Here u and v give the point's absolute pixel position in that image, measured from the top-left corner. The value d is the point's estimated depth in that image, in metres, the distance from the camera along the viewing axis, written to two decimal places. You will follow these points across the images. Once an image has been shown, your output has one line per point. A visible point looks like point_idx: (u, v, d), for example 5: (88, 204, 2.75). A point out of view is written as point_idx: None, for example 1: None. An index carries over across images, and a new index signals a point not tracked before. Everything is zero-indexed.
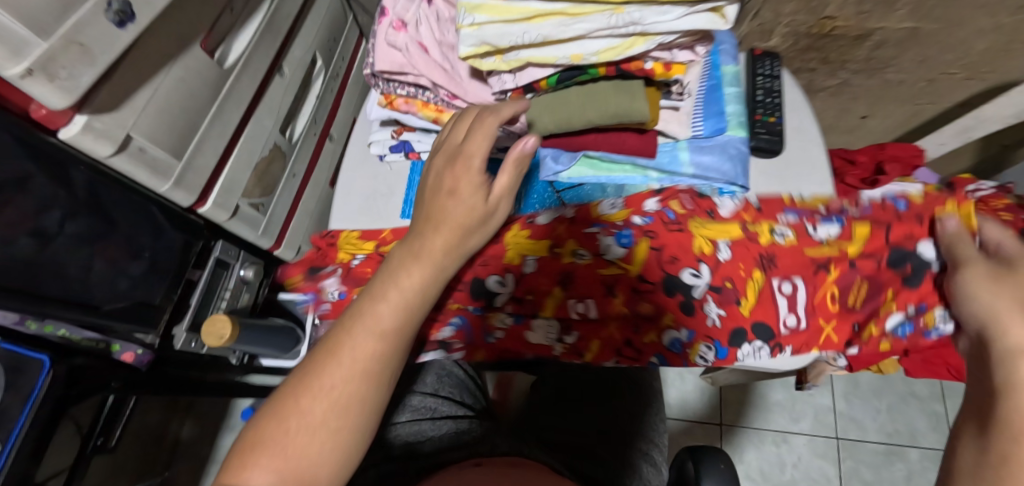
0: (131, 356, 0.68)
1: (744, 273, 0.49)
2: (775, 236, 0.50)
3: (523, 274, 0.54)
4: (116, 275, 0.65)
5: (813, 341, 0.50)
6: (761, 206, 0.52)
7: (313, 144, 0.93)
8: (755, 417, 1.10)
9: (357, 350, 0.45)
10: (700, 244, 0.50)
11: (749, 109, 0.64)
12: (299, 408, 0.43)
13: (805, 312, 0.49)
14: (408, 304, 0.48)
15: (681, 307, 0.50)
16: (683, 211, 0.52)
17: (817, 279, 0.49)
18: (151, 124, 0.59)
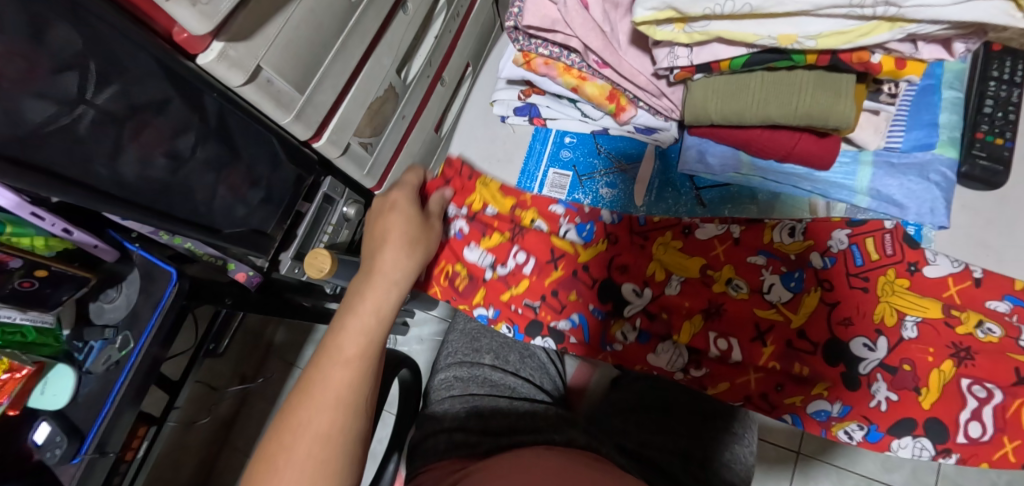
0: (243, 276, 0.73)
1: (929, 359, 0.47)
2: (978, 330, 0.46)
3: (664, 292, 0.54)
4: (236, 202, 0.67)
5: (988, 457, 0.46)
6: (983, 280, 0.47)
7: (427, 86, 0.89)
8: (839, 456, 1.00)
9: (328, 378, 0.44)
10: (884, 311, 0.49)
11: (968, 123, 0.50)
12: (310, 402, 0.43)
13: (991, 421, 0.46)
14: (381, 314, 0.48)
15: (841, 378, 0.49)
16: (879, 256, 0.49)
17: (1015, 390, 0.46)
18: (280, 56, 0.57)
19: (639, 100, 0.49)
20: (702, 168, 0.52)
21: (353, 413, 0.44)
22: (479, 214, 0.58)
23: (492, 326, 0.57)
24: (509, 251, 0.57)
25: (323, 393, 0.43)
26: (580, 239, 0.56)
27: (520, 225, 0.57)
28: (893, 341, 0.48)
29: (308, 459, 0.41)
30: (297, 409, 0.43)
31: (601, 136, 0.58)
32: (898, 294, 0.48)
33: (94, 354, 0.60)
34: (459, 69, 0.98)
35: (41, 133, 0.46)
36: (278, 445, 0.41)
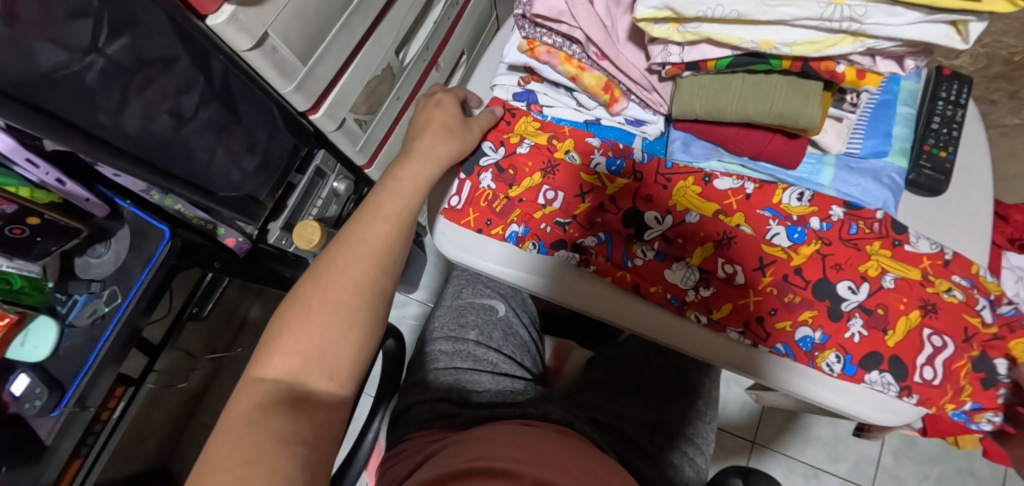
0: (233, 242, 0.73)
1: (902, 307, 0.52)
2: (946, 293, 0.52)
3: (683, 220, 0.56)
4: (232, 167, 0.67)
5: (939, 401, 0.50)
6: (951, 260, 0.53)
7: (423, 70, 0.92)
8: (790, 446, 1.07)
9: (339, 264, 0.47)
10: (869, 266, 0.53)
11: (917, 136, 0.56)
12: (329, 277, 0.46)
13: (942, 369, 0.51)
14: (411, 198, 0.53)
15: (826, 310, 0.52)
16: (869, 231, 0.54)
17: (966, 345, 0.51)
18: (287, 24, 0.59)
19: (631, 93, 0.54)
20: (686, 157, 0.57)
21: (369, 287, 0.47)
22: (513, 152, 0.60)
23: (520, 245, 0.58)
24: (536, 192, 0.59)
25: (343, 268, 0.47)
26: (609, 171, 0.58)
27: (553, 157, 0.60)
28: (873, 285, 0.53)
29: (326, 329, 0.44)
30: (318, 277, 0.46)
31: (594, 126, 0.60)
32: (876, 251, 0.53)
33: (77, 308, 0.59)
34: (453, 57, 1.00)
35: (50, 78, 0.46)
36: (296, 308, 0.45)
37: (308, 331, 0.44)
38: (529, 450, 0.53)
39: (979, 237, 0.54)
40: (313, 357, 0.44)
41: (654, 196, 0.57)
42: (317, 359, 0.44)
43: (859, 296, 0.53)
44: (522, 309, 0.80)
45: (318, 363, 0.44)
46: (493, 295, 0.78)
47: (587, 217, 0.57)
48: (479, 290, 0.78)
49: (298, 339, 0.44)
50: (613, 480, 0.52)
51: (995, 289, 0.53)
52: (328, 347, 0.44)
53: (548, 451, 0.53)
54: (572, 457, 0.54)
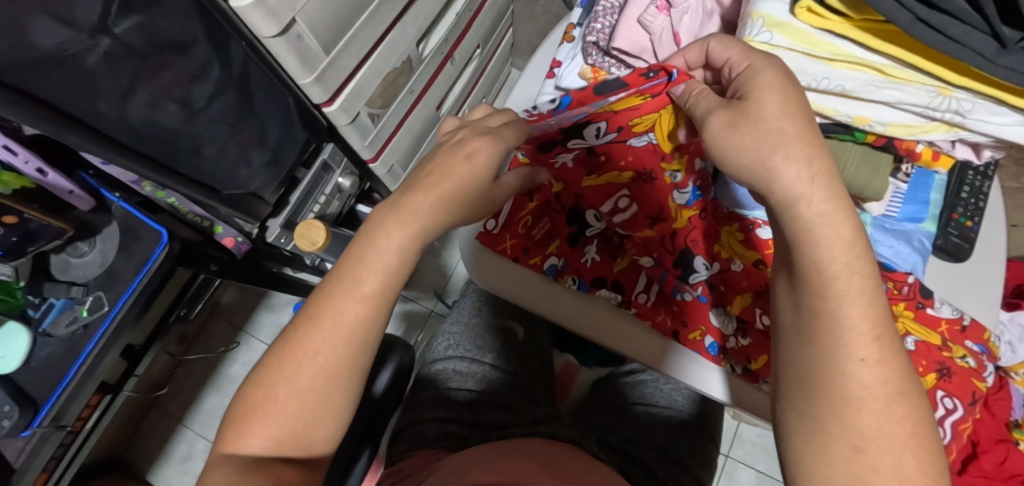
0: (230, 241, 0.67)
1: (921, 370, 0.53)
2: (960, 358, 0.54)
3: (727, 268, 0.54)
4: (238, 162, 0.61)
5: (945, 457, 0.53)
6: (967, 326, 0.55)
7: (439, 63, 0.86)
8: (760, 462, 1.07)
9: (304, 347, 0.40)
10: (895, 327, 0.54)
11: (947, 203, 0.57)
12: (298, 356, 0.40)
13: (950, 429, 0.53)
14: (377, 293, 0.41)
15: None
16: (898, 292, 0.55)
17: (972, 408, 0.54)
18: (314, 10, 0.52)
19: None
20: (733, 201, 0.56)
21: (333, 384, 0.40)
22: (626, 142, 0.53)
23: (560, 278, 0.57)
24: (610, 192, 0.55)
25: (303, 360, 0.39)
26: (686, 199, 0.54)
27: (658, 164, 0.53)
28: (899, 342, 0.54)
29: (297, 415, 0.40)
30: (285, 360, 0.40)
31: None
32: (902, 312, 0.54)
33: (54, 314, 0.52)
34: (468, 51, 0.96)
35: (49, 61, 0.39)
36: (254, 392, 0.40)
37: (276, 416, 0.39)
38: (551, 471, 0.52)
39: (993, 305, 0.57)
40: (284, 440, 0.40)
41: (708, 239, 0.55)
42: (282, 442, 0.40)
43: None
44: (540, 333, 0.77)
45: (294, 443, 0.40)
46: (513, 319, 0.76)
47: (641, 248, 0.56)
48: (501, 312, 0.75)
49: (265, 422, 0.39)
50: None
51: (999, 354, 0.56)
52: (284, 444, 0.40)
53: (569, 472, 0.53)
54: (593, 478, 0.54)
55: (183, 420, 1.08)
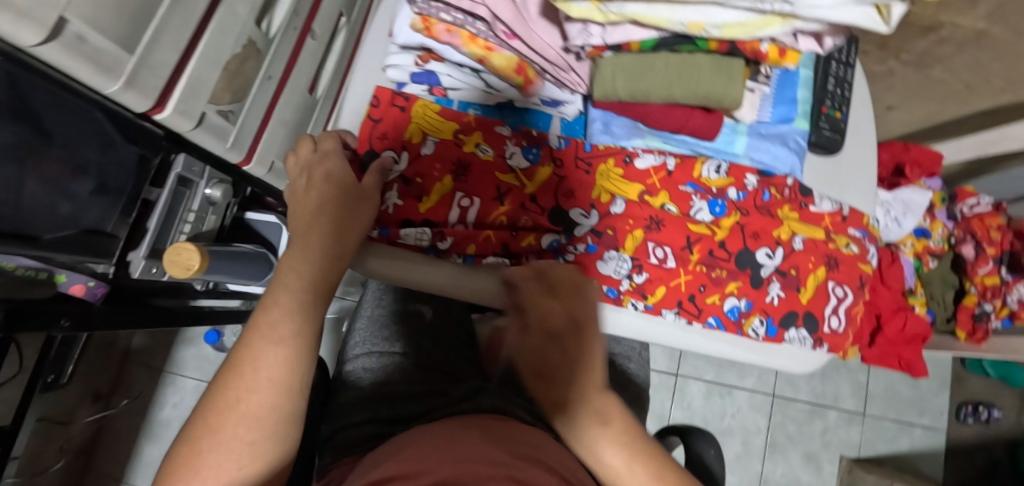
0: (81, 289, 0.59)
1: (811, 266, 0.55)
2: (845, 247, 0.55)
3: (609, 211, 0.54)
4: (58, 197, 0.53)
5: (844, 345, 0.55)
6: (848, 216, 0.56)
7: (295, 39, 0.77)
8: (706, 372, 1.16)
9: (218, 432, 0.34)
10: (782, 230, 0.55)
11: (816, 97, 0.57)
12: (231, 390, 0.35)
13: (844, 316, 0.55)
14: (299, 311, 0.40)
15: (748, 279, 0.54)
16: (780, 196, 0.56)
17: (861, 292, 0.56)
18: (90, 3, 0.44)
19: (546, 74, 0.49)
20: (608, 137, 0.55)
21: (290, 391, 0.37)
22: (419, 155, 0.53)
23: (443, 254, 0.52)
24: (448, 203, 0.52)
25: (263, 368, 0.36)
26: (526, 163, 0.54)
27: (461, 152, 0.53)
28: (783, 242, 0.55)
29: (233, 457, 0.34)
30: (211, 409, 0.35)
31: (506, 106, 0.56)
32: (785, 214, 0.55)
33: None
34: (331, 20, 0.87)
35: None
36: (206, 417, 0.34)
37: (232, 442, 0.34)
38: (473, 447, 0.50)
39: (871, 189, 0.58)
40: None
41: (576, 186, 0.54)
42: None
43: (769, 265, 0.54)
44: (453, 309, 0.74)
45: None
46: (422, 300, 0.72)
47: (516, 210, 0.53)
48: (408, 297, 0.72)
49: (223, 453, 0.34)
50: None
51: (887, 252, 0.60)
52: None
53: (498, 445, 0.51)
54: (522, 444, 0.53)
55: (124, 477, 1.02)
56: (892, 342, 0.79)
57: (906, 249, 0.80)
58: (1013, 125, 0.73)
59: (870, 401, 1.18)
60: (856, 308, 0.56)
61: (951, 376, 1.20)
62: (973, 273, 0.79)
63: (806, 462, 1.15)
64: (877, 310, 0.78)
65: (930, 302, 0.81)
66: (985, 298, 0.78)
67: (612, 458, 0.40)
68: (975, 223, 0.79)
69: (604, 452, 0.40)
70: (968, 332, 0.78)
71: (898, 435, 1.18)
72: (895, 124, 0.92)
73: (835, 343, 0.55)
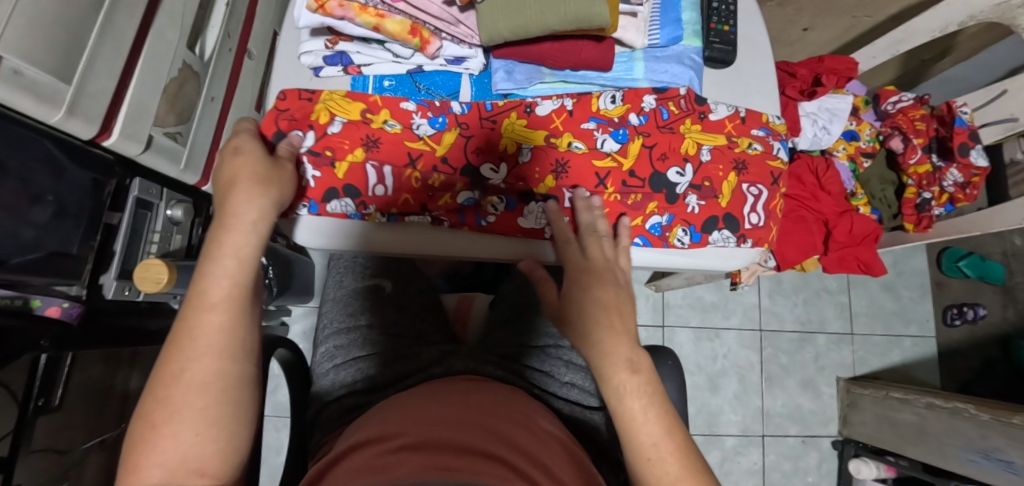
0: (57, 310, 0.61)
1: (722, 174, 0.59)
2: (749, 148, 0.59)
3: (518, 162, 0.58)
4: (19, 225, 0.56)
5: (766, 236, 0.60)
6: (745, 117, 0.60)
7: (231, 61, 0.82)
8: (691, 319, 1.18)
9: (170, 404, 0.37)
10: (687, 145, 0.59)
11: (704, 16, 0.62)
12: (177, 362, 0.38)
13: (761, 211, 0.60)
14: (237, 283, 0.42)
15: (664, 197, 0.58)
16: (678, 111, 0.59)
17: (773, 186, 0.60)
18: (17, 40, 0.48)
19: (441, 32, 0.53)
20: (513, 85, 0.58)
21: (233, 355, 0.40)
22: (325, 133, 0.55)
23: (366, 217, 0.58)
24: (363, 171, 0.56)
25: (199, 338, 0.39)
26: (432, 131, 0.57)
27: (370, 129, 0.56)
28: (689, 157, 0.58)
29: (185, 426, 0.36)
30: (159, 385, 0.37)
31: (419, 75, 0.60)
32: (689, 129, 0.59)
33: None
34: (265, 39, 0.92)
35: None
36: (155, 392, 0.37)
37: (186, 411, 0.37)
38: (440, 413, 0.52)
39: (769, 93, 0.62)
40: (179, 463, 0.36)
41: (481, 139, 0.57)
42: (192, 454, 0.36)
43: (682, 181, 0.58)
44: (412, 280, 0.77)
45: (184, 467, 0.36)
46: (378, 276, 0.75)
47: (427, 172, 0.57)
48: (362, 274, 0.74)
49: (178, 423, 0.36)
50: (526, 423, 0.54)
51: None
52: (193, 452, 0.36)
53: (466, 411, 0.53)
54: (487, 408, 0.55)
55: None
56: (844, 245, 0.83)
57: (840, 154, 0.83)
58: (918, 19, 0.76)
59: (856, 320, 1.20)
60: (776, 201, 0.61)
61: (930, 282, 1.22)
62: (905, 165, 0.81)
63: (804, 388, 1.18)
64: (822, 215, 0.81)
65: (873, 202, 0.84)
66: (922, 187, 0.81)
67: (632, 403, 0.42)
68: (898, 117, 0.81)
69: (624, 399, 0.42)
70: (915, 223, 0.83)
71: (890, 347, 1.20)
72: (817, 43, 0.96)
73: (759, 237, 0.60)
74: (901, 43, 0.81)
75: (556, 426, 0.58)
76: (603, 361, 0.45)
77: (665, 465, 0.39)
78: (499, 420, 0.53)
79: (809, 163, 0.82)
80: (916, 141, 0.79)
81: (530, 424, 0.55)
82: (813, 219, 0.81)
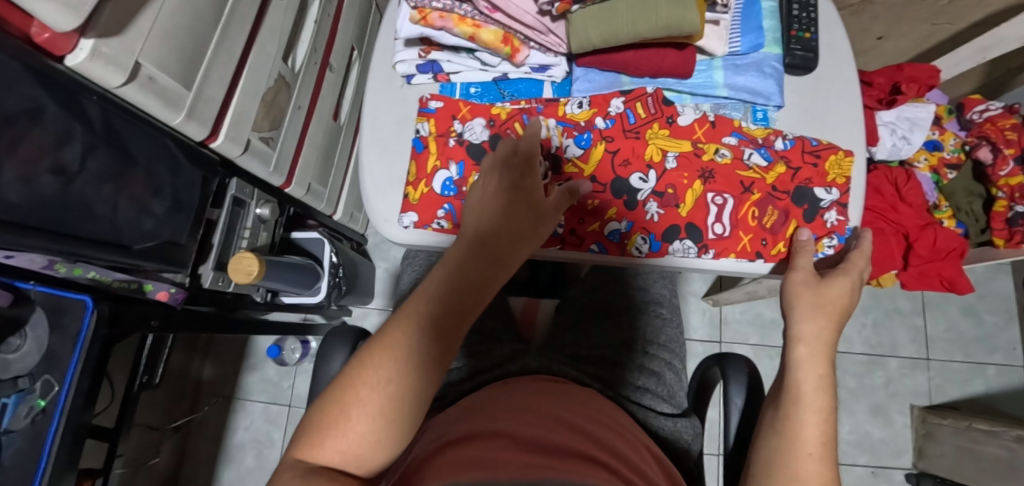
0: (165, 295, 0.68)
1: (686, 181, 0.58)
2: (716, 155, 0.58)
3: (480, 165, 0.58)
4: (140, 215, 0.61)
5: (734, 248, 0.57)
6: (715, 122, 0.59)
7: (317, 73, 0.88)
8: (751, 336, 1.15)
9: (354, 404, 0.38)
10: (652, 151, 0.58)
11: (784, 24, 0.62)
12: (365, 367, 0.39)
13: (729, 220, 0.57)
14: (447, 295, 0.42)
15: (623, 204, 0.57)
16: (646, 114, 0.59)
17: (744, 195, 0.58)
18: (158, 51, 0.53)
19: (529, 41, 0.56)
20: (591, 89, 0.60)
21: (418, 364, 0.39)
22: None
23: None
24: None
25: (397, 347, 0.39)
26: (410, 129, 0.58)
27: None
28: (655, 162, 0.58)
29: (371, 428, 0.38)
30: (349, 386, 0.38)
31: (503, 82, 0.62)
32: (655, 134, 0.58)
33: (10, 412, 0.52)
34: (344, 54, 0.98)
35: None
36: (348, 390, 0.38)
37: (371, 411, 0.38)
38: (526, 411, 0.53)
39: (852, 99, 0.62)
40: (362, 453, 0.38)
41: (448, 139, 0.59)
42: (373, 442, 0.38)
43: (633, 184, 0.57)
44: None
45: (356, 461, 0.38)
46: None
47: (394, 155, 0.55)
48: None
49: (365, 422, 0.38)
50: (614, 427, 0.56)
51: (831, 175, 0.58)
52: (370, 446, 0.38)
53: (552, 408, 0.55)
54: (571, 406, 0.57)
55: None
56: (925, 260, 0.80)
57: (921, 165, 0.81)
58: (1009, 26, 0.73)
59: (932, 345, 1.14)
60: (772, 214, 0.57)
61: (1018, 307, 1.14)
62: (995, 177, 0.78)
63: (874, 415, 1.12)
64: (903, 228, 0.79)
65: (957, 215, 0.81)
66: (1014, 200, 0.76)
67: (806, 418, 0.43)
68: (987, 126, 0.79)
69: (813, 390, 0.45)
70: (1005, 238, 0.77)
71: (971, 375, 1.12)
72: (892, 54, 0.94)
73: (726, 247, 0.57)
74: (987, 51, 0.78)
75: (635, 427, 0.59)
76: (797, 369, 0.46)
77: (807, 446, 0.42)
78: (564, 413, 0.54)
79: (888, 174, 0.80)
80: (1007, 151, 0.76)
81: (607, 420, 0.56)
82: (893, 232, 0.78)
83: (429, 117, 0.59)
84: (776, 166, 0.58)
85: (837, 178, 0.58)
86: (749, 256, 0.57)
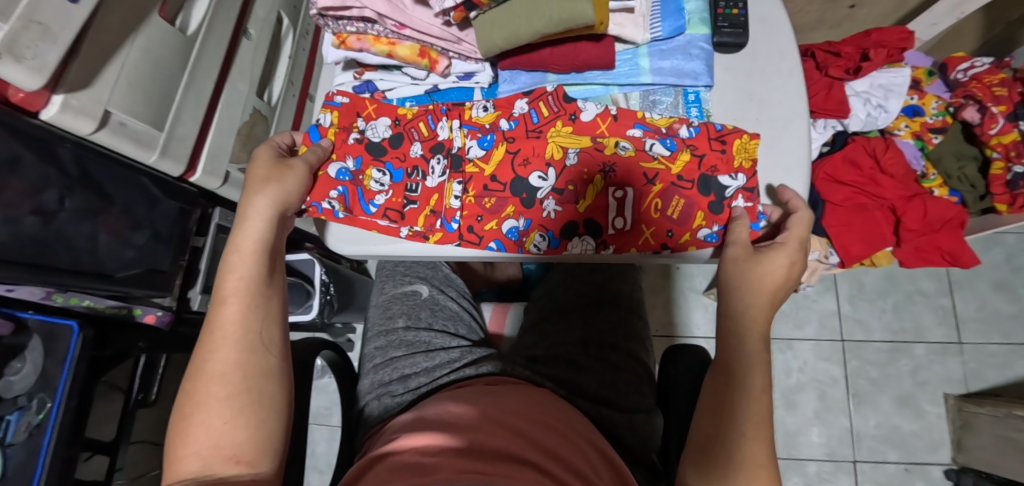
0: (153, 317, 0.75)
1: (586, 176, 0.57)
2: (616, 147, 0.57)
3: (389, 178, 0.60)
4: (122, 246, 0.68)
5: (634, 242, 0.56)
6: (618, 115, 0.58)
7: (296, 105, 0.94)
8: None
9: (198, 395, 0.46)
10: (552, 150, 0.58)
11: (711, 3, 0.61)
12: (203, 358, 0.48)
13: (630, 213, 0.56)
14: (250, 292, 0.51)
15: (519, 203, 0.58)
16: (549, 113, 0.59)
17: (647, 187, 0.56)
18: (126, 98, 0.58)
19: (447, 51, 0.58)
20: (514, 88, 0.62)
21: (248, 349, 0.49)
22: None
23: None
24: None
25: (221, 331, 0.49)
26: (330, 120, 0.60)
27: None
28: (553, 159, 0.58)
29: (213, 416, 0.46)
30: (188, 380, 0.48)
31: (436, 93, 0.65)
32: (557, 131, 0.58)
33: (13, 428, 0.61)
34: None
35: None
36: (188, 381, 0.47)
37: (211, 401, 0.46)
38: (472, 413, 0.55)
39: (789, 72, 0.60)
40: (209, 453, 0.45)
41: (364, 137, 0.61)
42: (223, 421, 0.46)
43: (530, 182, 0.58)
44: (448, 283, 0.79)
45: (218, 453, 0.45)
46: (415, 279, 0.78)
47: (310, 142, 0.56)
48: (400, 279, 0.78)
49: (206, 413, 0.46)
50: (565, 430, 0.54)
51: (738, 161, 0.55)
52: (221, 436, 0.45)
53: (502, 412, 0.55)
54: (516, 407, 0.57)
55: None
56: (918, 233, 0.74)
57: (903, 133, 0.76)
58: None
59: (963, 328, 1.04)
60: (676, 203, 0.56)
61: None
62: (986, 136, 0.71)
63: (901, 406, 1.03)
64: (887, 202, 0.74)
65: (950, 182, 0.76)
66: (1011, 160, 0.70)
67: (749, 403, 0.48)
68: (972, 84, 0.73)
69: (752, 374, 0.50)
70: (1008, 202, 0.71)
71: (1012, 358, 1.02)
72: (872, 21, 0.89)
73: (626, 240, 0.56)
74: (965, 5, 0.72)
75: (588, 426, 0.59)
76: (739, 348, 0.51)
77: (742, 428, 0.47)
78: (525, 415, 0.55)
79: (866, 145, 0.75)
80: (995, 108, 0.70)
81: (562, 425, 0.55)
82: (876, 207, 0.74)
83: (333, 109, 0.60)
84: (683, 153, 0.56)
85: (744, 163, 0.55)
86: (653, 248, 0.56)
